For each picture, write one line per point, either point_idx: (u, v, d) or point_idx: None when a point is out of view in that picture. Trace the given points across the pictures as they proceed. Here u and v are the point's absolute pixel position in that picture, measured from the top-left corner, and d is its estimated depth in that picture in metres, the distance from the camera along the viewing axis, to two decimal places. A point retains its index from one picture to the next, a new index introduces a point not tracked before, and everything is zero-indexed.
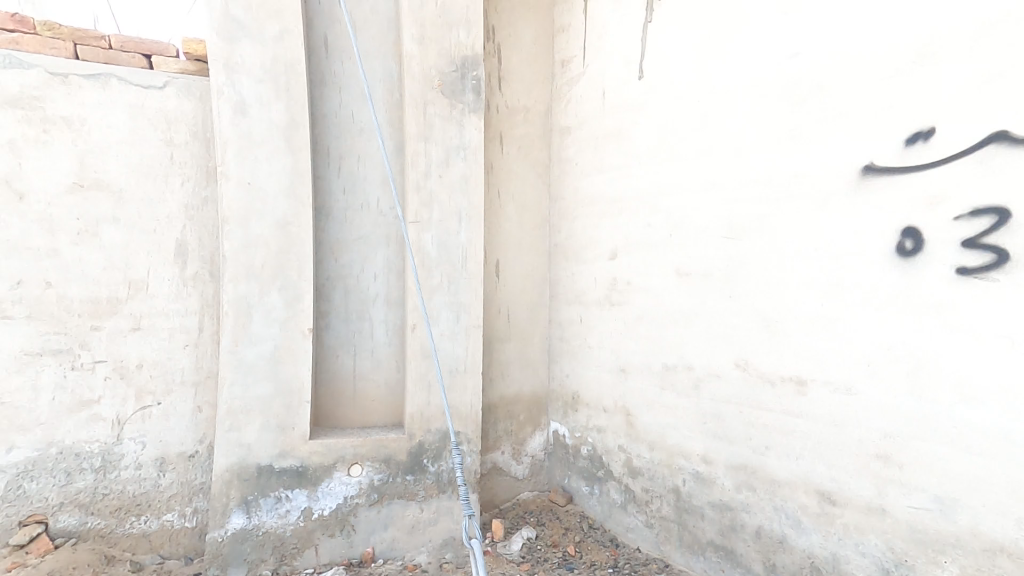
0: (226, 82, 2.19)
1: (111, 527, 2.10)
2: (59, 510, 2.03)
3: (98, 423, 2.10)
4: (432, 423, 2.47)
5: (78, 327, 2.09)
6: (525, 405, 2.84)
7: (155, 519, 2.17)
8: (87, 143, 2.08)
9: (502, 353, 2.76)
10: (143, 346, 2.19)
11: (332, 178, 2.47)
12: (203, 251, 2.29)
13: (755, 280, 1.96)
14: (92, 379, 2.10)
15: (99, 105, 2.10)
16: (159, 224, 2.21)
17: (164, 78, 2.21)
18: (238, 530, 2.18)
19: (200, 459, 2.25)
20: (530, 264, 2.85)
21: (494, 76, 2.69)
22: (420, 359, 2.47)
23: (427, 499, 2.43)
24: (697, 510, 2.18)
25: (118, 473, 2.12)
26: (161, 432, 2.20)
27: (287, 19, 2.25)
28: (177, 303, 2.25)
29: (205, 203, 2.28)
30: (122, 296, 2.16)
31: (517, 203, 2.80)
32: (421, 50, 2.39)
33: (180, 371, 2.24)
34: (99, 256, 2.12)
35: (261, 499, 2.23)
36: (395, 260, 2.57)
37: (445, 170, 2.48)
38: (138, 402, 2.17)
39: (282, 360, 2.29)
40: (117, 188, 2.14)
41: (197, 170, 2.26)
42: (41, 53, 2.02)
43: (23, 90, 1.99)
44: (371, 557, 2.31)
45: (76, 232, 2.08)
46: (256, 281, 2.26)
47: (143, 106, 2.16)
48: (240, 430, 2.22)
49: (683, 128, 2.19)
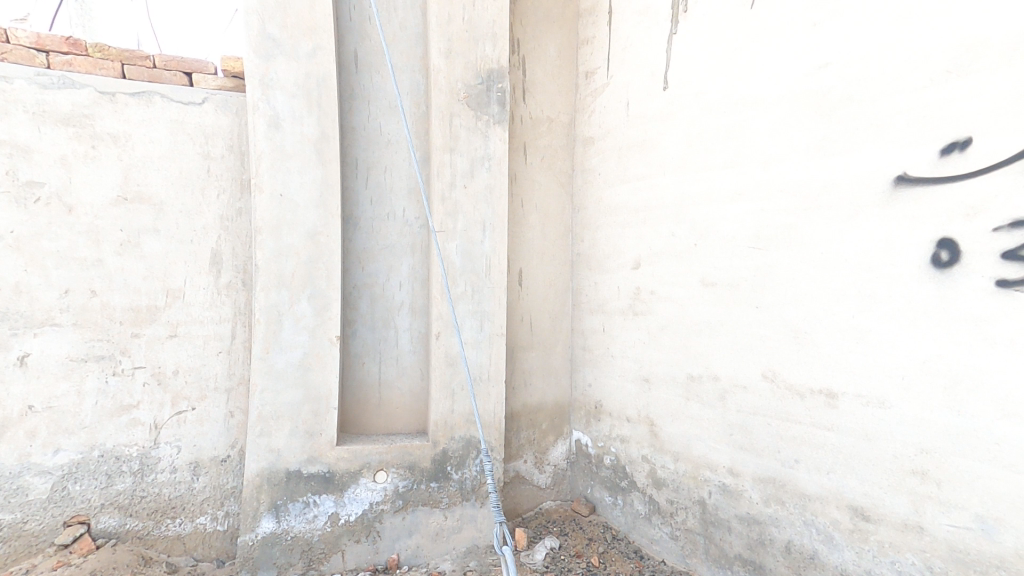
0: (262, 98, 2.27)
1: (148, 529, 2.15)
2: (101, 511, 2.09)
3: (137, 427, 2.17)
4: (456, 431, 2.49)
5: (120, 334, 2.17)
6: (547, 413, 2.84)
7: (189, 522, 2.21)
8: (132, 158, 2.17)
9: (524, 362, 2.77)
10: (179, 353, 2.27)
11: (359, 189, 2.51)
12: (237, 260, 2.36)
13: (783, 291, 1.95)
14: (132, 384, 2.18)
15: (143, 121, 2.18)
16: (195, 234, 2.29)
17: (203, 95, 2.28)
18: (268, 534, 2.22)
19: (232, 463, 2.30)
20: (552, 273, 2.86)
21: (519, 87, 2.73)
22: (444, 366, 2.51)
23: (451, 507, 2.43)
24: (724, 524, 2.16)
25: (154, 476, 2.18)
26: (196, 436, 2.26)
27: (320, 36, 2.32)
28: (211, 311, 2.32)
29: (239, 214, 2.36)
30: (161, 303, 2.25)
31: (540, 212, 2.82)
32: (448, 64, 2.44)
33: (214, 377, 2.31)
34: (140, 265, 2.21)
35: (290, 503, 2.28)
36: (420, 269, 2.60)
37: (471, 180, 2.53)
38: (174, 407, 2.24)
39: (312, 367, 2.36)
40: (158, 200, 2.23)
41: (232, 182, 2.34)
42: (92, 73, 2.11)
43: (75, 109, 2.08)
44: (396, 564, 2.32)
45: (119, 242, 2.17)
46: (287, 290, 2.34)
47: (183, 121, 2.23)
48: (270, 435, 2.28)
49: (710, 137, 2.19)
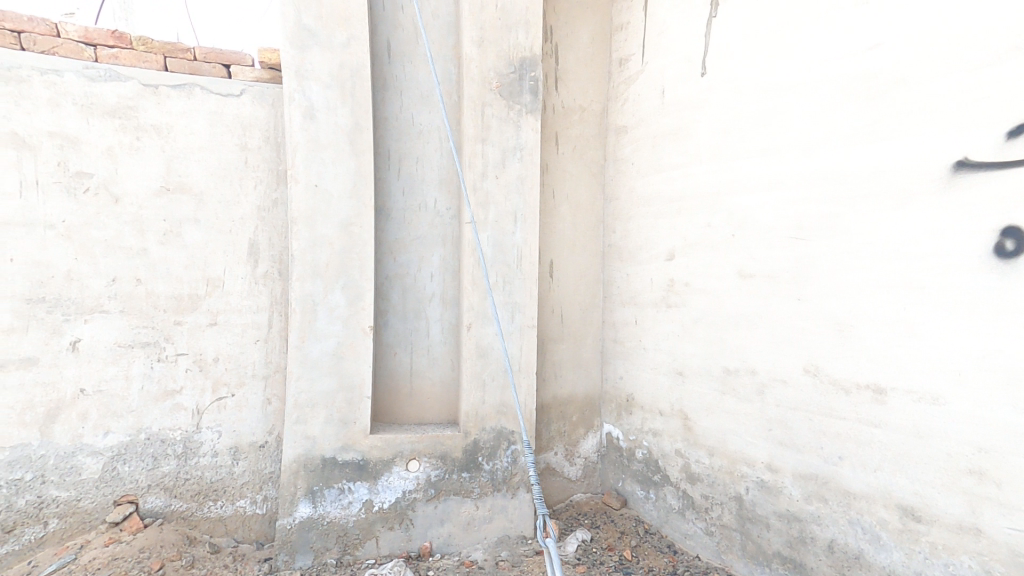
0: (298, 89, 2.29)
1: (192, 510, 2.20)
2: (147, 492, 2.14)
3: (181, 411, 2.23)
4: (487, 422, 2.49)
5: (164, 321, 2.24)
6: (576, 405, 2.82)
7: (229, 505, 2.26)
8: (174, 149, 2.21)
9: (555, 354, 2.76)
10: (219, 341, 2.32)
11: (391, 180, 2.52)
12: (273, 250, 2.41)
13: (826, 282, 1.88)
14: (175, 370, 2.24)
15: (184, 113, 2.21)
16: (234, 225, 2.34)
17: (241, 86, 2.28)
18: (305, 519, 2.26)
19: (270, 449, 2.33)
20: (583, 264, 2.83)
21: (551, 76, 2.70)
22: (475, 357, 2.51)
23: (483, 497, 2.43)
24: (762, 520, 2.11)
25: (197, 460, 2.22)
26: (236, 422, 2.31)
27: (354, 26, 2.32)
28: (250, 300, 2.37)
29: (275, 204, 2.39)
30: (202, 292, 2.30)
31: (571, 203, 2.78)
32: (480, 53, 2.42)
33: (251, 364, 2.36)
34: (182, 254, 2.27)
35: (325, 489, 2.32)
36: (451, 260, 2.60)
37: (502, 171, 2.51)
38: (215, 393, 2.29)
39: (345, 356, 2.40)
40: (199, 191, 2.27)
41: (268, 173, 2.37)
42: (136, 66, 2.11)
43: (119, 101, 2.10)
44: (429, 551, 2.34)
45: (163, 232, 2.23)
46: (321, 280, 2.38)
47: (221, 113, 2.25)
48: (307, 422, 2.34)
49: (748, 125, 2.13)
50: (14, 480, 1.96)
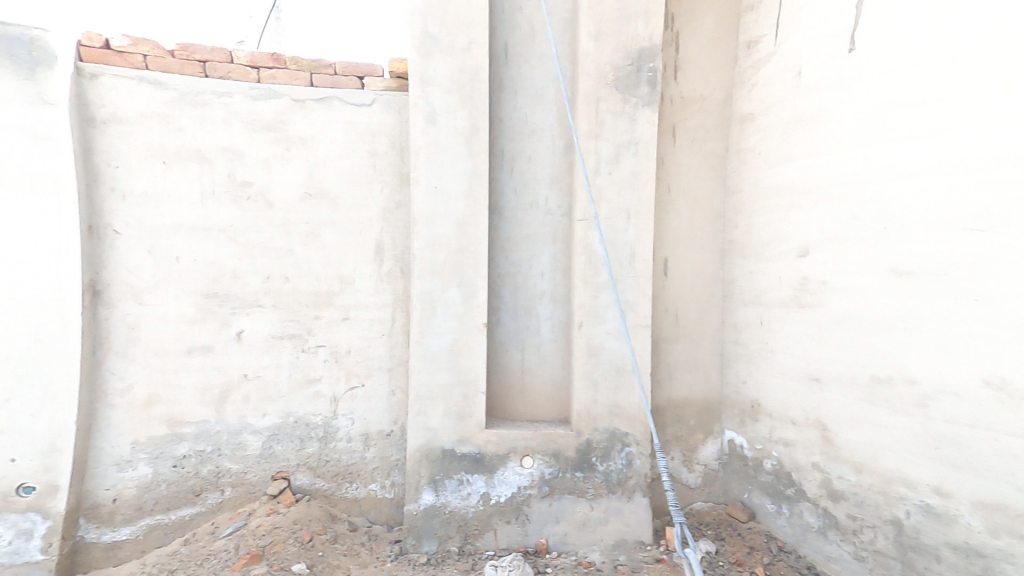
0: (422, 95, 2.39)
1: (332, 489, 2.40)
2: (297, 470, 2.36)
3: (320, 398, 2.43)
4: (599, 422, 2.45)
5: (306, 315, 2.45)
6: (693, 409, 2.70)
7: (363, 487, 2.43)
8: (315, 157, 2.41)
9: (669, 355, 2.66)
10: (350, 334, 2.50)
11: (504, 179, 2.56)
12: (396, 249, 2.54)
13: (1018, 283, 1.55)
14: (315, 360, 2.45)
15: (323, 123, 2.39)
16: (364, 226, 2.50)
17: (372, 96, 2.43)
18: (429, 506, 2.37)
19: (395, 438, 2.48)
20: (699, 262, 2.68)
21: (670, 66, 2.62)
22: (586, 356, 2.48)
23: (597, 498, 2.39)
24: (930, 551, 1.82)
25: (335, 444, 2.42)
26: (366, 410, 2.48)
27: (475, 30, 2.38)
28: (376, 296, 2.53)
29: (398, 206, 2.53)
30: (336, 289, 2.49)
31: (687, 197, 2.66)
32: (597, 47, 2.38)
33: (378, 357, 2.52)
34: (321, 254, 2.46)
35: (446, 479, 2.41)
36: (561, 258, 2.58)
37: (615, 166, 2.45)
38: (348, 382, 2.47)
39: (461, 352, 2.48)
40: (335, 196, 2.46)
41: (393, 176, 2.50)
42: (289, 83, 2.33)
43: (273, 115, 2.32)
44: (546, 548, 2.33)
45: (305, 234, 2.44)
46: (439, 278, 2.47)
47: (354, 122, 2.42)
48: (427, 414, 2.44)
49: (904, 101, 1.84)
50: (198, 451, 2.23)
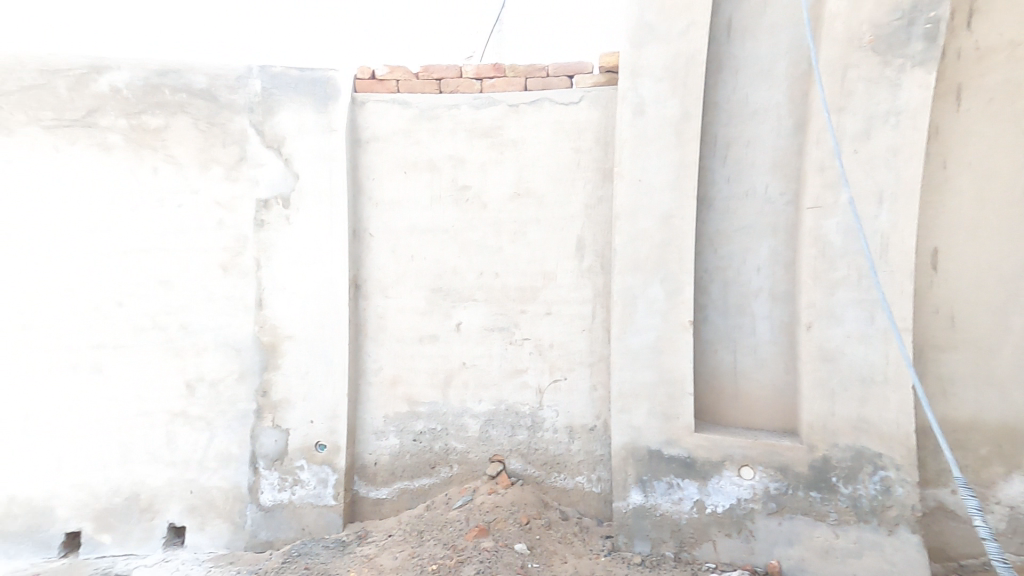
0: (631, 87, 2.33)
1: (542, 477, 2.50)
2: (510, 455, 2.51)
3: (527, 389, 2.55)
4: (839, 438, 2.11)
5: (513, 309, 2.58)
6: (985, 435, 2.18)
7: (570, 479, 2.49)
8: (525, 160, 2.52)
9: (942, 364, 2.21)
10: (552, 329, 2.57)
11: (716, 168, 2.37)
12: (597, 245, 2.54)
13: None
14: (521, 352, 2.56)
15: (534, 126, 2.48)
16: (566, 223, 2.55)
17: (580, 94, 2.46)
18: (638, 506, 2.30)
19: (599, 433, 2.48)
20: (994, 252, 2.15)
21: (962, 10, 2.13)
22: (818, 363, 2.14)
23: (841, 525, 2.09)
24: None
25: (543, 434, 2.51)
26: (569, 403, 2.52)
27: (695, 12, 2.24)
28: (576, 292, 2.56)
29: (600, 202, 2.52)
30: (539, 285, 2.57)
31: (975, 173, 2.15)
32: (851, 6, 2.07)
33: (579, 352, 2.55)
34: (526, 252, 2.57)
35: (655, 481, 2.31)
36: (785, 251, 2.29)
37: (865, 143, 2.08)
38: (551, 374, 2.55)
39: (666, 351, 2.36)
40: (541, 195, 2.54)
41: (596, 172, 2.50)
42: (506, 90, 2.46)
43: (491, 122, 2.48)
44: (779, 571, 2.12)
45: (513, 232, 2.57)
46: (641, 273, 2.39)
47: (563, 121, 2.47)
48: (630, 412, 2.37)
49: None
50: (431, 429, 2.51)
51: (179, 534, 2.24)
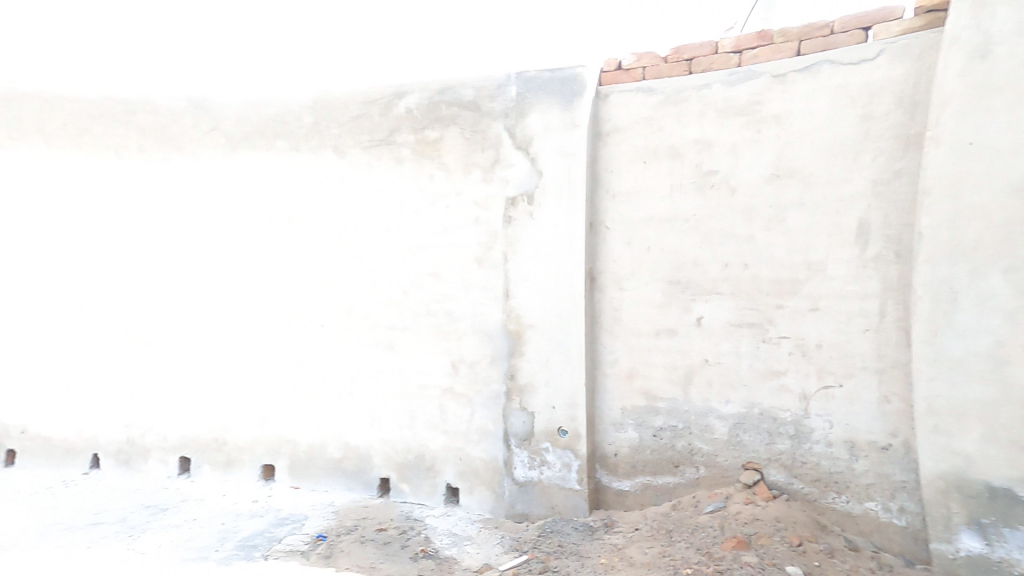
0: (967, 25, 1.72)
1: (814, 495, 2.11)
2: (768, 465, 2.19)
3: (787, 393, 2.16)
4: None
5: (766, 304, 2.20)
6: None
7: (857, 503, 2.04)
8: (789, 135, 2.13)
9: None
10: (819, 328, 2.09)
11: None
12: (892, 228, 1.97)
13: None
14: (777, 353, 2.17)
15: (806, 94, 2.09)
16: (843, 204, 2.05)
17: (879, 47, 1.97)
18: (976, 555, 1.73)
19: (898, 453, 1.96)
20: None
21: None
22: None
23: None
24: None
25: (811, 445, 2.11)
26: (849, 416, 2.04)
27: None
28: (856, 285, 2.03)
29: (898, 175, 1.96)
30: (801, 277, 2.13)
31: None
32: None
33: (859, 356, 2.02)
34: (784, 240, 2.16)
35: (1004, 528, 1.68)
36: None
37: None
38: (820, 380, 2.10)
39: (1014, 359, 1.65)
40: (808, 172, 2.10)
41: (895, 140, 1.95)
42: (771, 60, 2.15)
43: (748, 98, 2.21)
44: None
45: (768, 218, 2.19)
46: (965, 262, 1.73)
47: (848, 84, 2.01)
48: (952, 434, 1.76)
49: None
50: (671, 426, 2.36)
51: (456, 494, 2.58)
